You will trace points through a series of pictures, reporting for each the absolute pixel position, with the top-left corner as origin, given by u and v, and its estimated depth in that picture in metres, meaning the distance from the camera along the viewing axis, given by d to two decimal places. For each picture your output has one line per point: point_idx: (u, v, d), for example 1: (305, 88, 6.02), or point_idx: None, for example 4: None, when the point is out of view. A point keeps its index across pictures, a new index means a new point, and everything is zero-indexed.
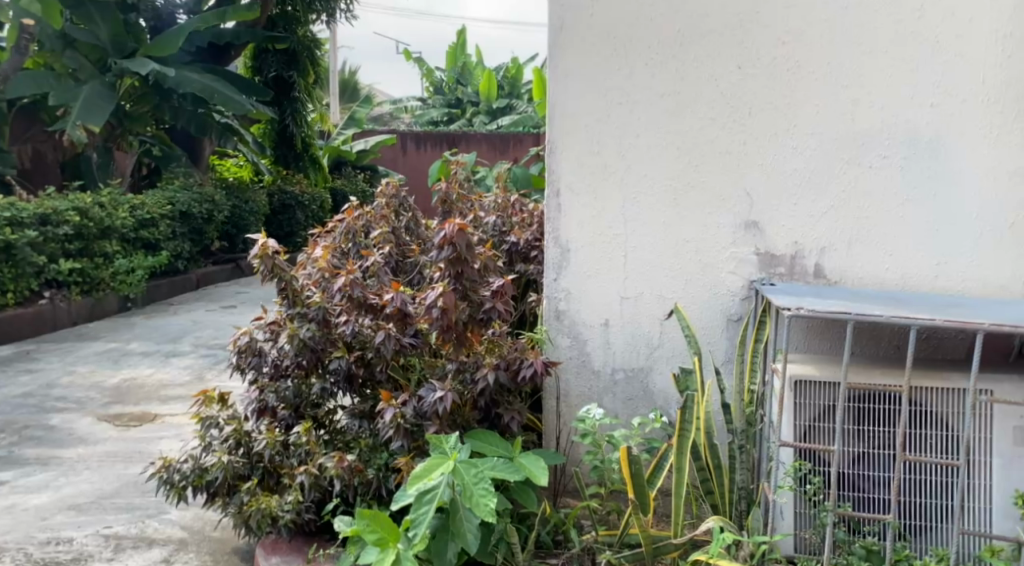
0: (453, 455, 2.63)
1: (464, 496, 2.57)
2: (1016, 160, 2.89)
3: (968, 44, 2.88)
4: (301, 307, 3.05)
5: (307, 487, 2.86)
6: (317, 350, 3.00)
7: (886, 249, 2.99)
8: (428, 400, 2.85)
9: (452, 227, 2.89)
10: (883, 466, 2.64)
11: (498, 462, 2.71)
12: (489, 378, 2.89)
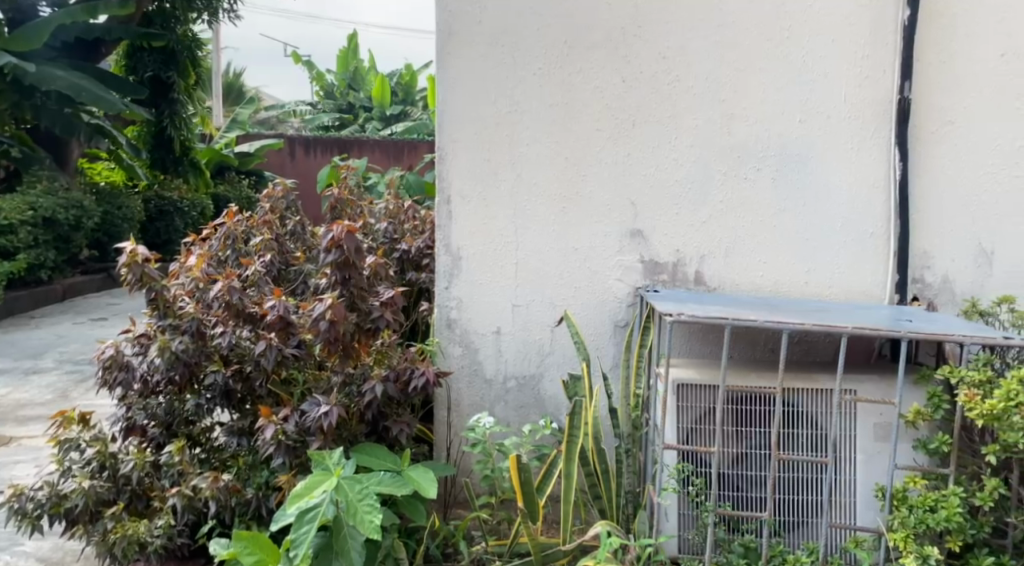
0: (336, 472, 2.59)
1: (349, 512, 2.52)
2: (876, 173, 3.05)
3: (834, 64, 3.03)
4: (174, 318, 2.94)
5: (180, 509, 2.76)
6: (190, 364, 2.88)
7: (760, 257, 3.10)
8: (312, 414, 2.77)
9: (340, 229, 2.84)
10: (759, 464, 2.73)
11: (385, 476, 2.68)
12: (376, 390, 2.83)
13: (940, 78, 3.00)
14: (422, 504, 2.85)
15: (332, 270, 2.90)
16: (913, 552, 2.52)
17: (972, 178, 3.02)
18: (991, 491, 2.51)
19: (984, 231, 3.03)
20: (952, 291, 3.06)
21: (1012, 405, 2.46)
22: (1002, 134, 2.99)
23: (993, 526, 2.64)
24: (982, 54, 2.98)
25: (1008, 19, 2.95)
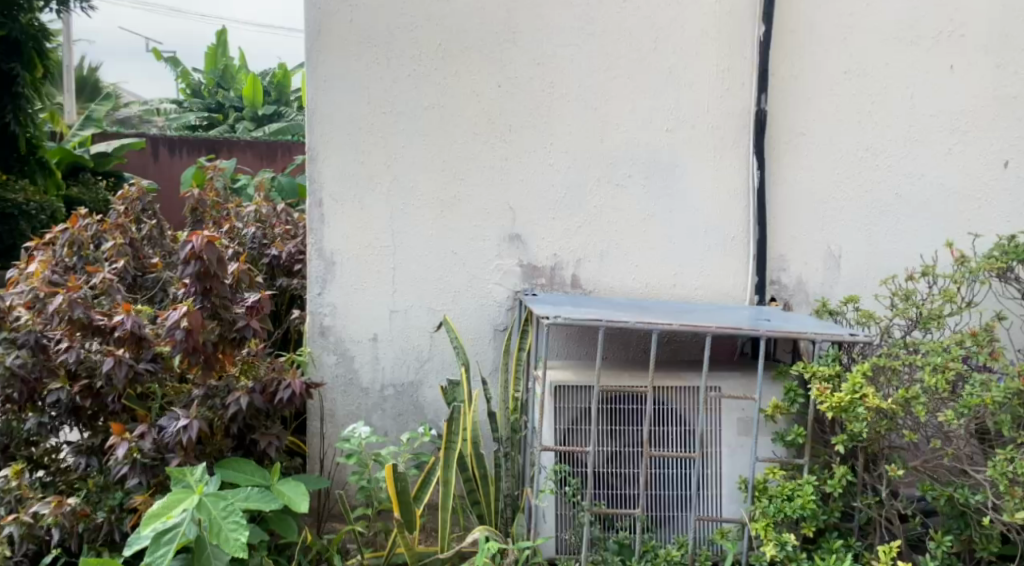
0: (199, 489, 2.49)
1: (211, 532, 2.44)
2: (738, 180, 3.17)
3: (698, 75, 3.14)
4: (9, 331, 2.73)
5: (18, 539, 2.58)
6: (31, 380, 2.70)
7: (634, 261, 3.17)
8: (170, 429, 2.66)
9: (200, 238, 2.72)
10: (634, 462, 2.79)
11: (253, 491, 2.59)
12: (242, 402, 2.73)
13: (794, 92, 3.16)
14: (294, 518, 2.80)
15: (190, 281, 2.78)
16: (772, 539, 2.63)
17: (824, 186, 3.18)
18: (840, 477, 2.68)
19: (834, 236, 3.20)
20: (805, 292, 3.22)
21: (857, 398, 2.60)
22: (849, 145, 3.17)
23: (842, 510, 2.78)
24: (831, 69, 3.15)
25: (852, 38, 3.13)
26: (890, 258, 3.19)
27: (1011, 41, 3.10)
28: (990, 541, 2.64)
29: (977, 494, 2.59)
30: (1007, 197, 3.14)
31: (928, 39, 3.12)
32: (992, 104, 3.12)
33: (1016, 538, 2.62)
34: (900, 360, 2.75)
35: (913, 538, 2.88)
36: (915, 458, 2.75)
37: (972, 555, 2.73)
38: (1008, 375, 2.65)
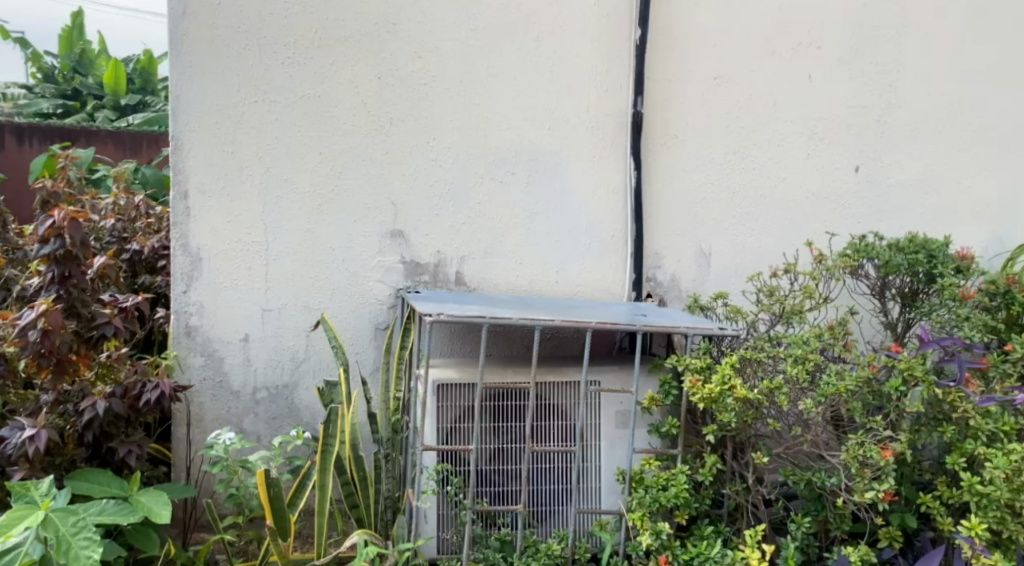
0: (44, 506, 2.34)
1: (58, 551, 2.28)
2: (617, 180, 3.22)
3: (577, 75, 3.16)
4: None
5: None
6: None
7: (516, 258, 3.17)
8: (13, 441, 2.48)
9: (62, 215, 2.57)
10: (514, 458, 2.79)
11: (108, 504, 2.45)
12: (98, 407, 2.58)
13: (669, 94, 3.23)
14: (155, 532, 2.67)
15: (48, 262, 2.63)
16: (648, 528, 2.68)
17: (696, 187, 3.28)
18: (711, 466, 2.78)
19: (704, 234, 3.30)
20: (679, 288, 3.30)
21: (726, 389, 2.69)
22: (718, 148, 3.28)
23: (712, 498, 2.88)
24: (703, 74, 3.24)
25: (721, 45, 3.24)
26: (755, 255, 3.33)
27: (858, 55, 3.34)
28: (843, 520, 2.77)
29: (832, 477, 2.71)
30: (857, 199, 3.38)
31: (789, 50, 3.29)
32: (842, 113, 3.35)
33: (865, 517, 2.75)
34: (765, 353, 2.84)
35: (776, 521, 2.98)
36: (779, 446, 2.83)
37: (828, 536, 2.86)
38: (859, 365, 2.78)
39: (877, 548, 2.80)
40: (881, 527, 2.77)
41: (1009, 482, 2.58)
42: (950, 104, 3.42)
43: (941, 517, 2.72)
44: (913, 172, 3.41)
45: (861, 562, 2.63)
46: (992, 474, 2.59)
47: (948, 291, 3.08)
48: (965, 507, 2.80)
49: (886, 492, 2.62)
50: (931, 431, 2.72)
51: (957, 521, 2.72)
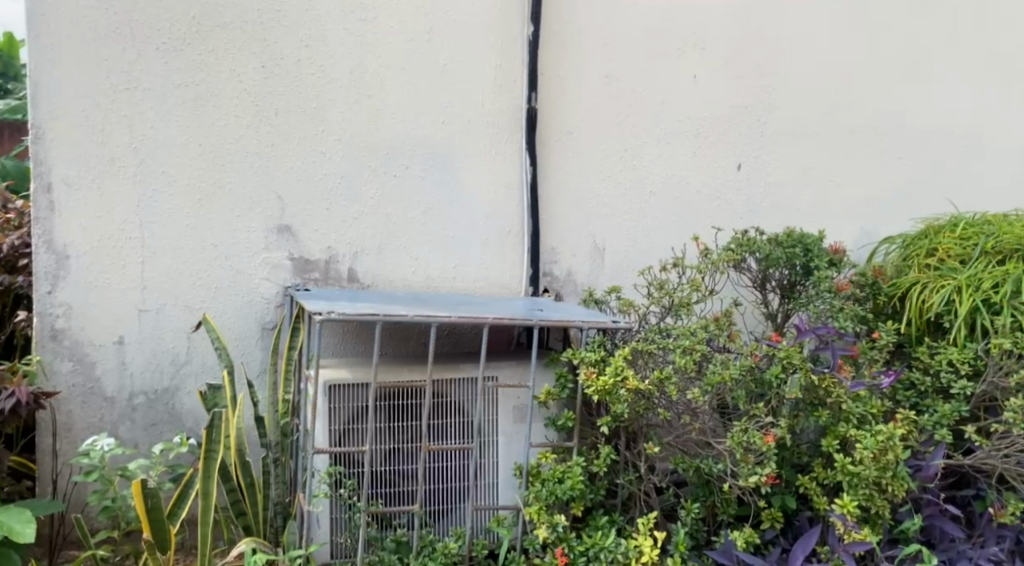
0: None
1: None
2: (511, 176, 3.21)
3: (469, 69, 3.13)
4: None
5: None
6: None
7: (411, 254, 3.13)
8: None
9: None
10: (411, 458, 2.75)
11: None
12: None
13: (562, 90, 3.24)
14: (18, 552, 2.50)
15: None
16: (545, 521, 2.70)
17: (588, 182, 3.30)
18: (605, 456, 2.82)
19: (598, 229, 3.32)
20: (574, 283, 3.31)
21: (619, 380, 2.73)
22: (609, 145, 3.31)
23: (607, 488, 2.95)
24: (594, 71, 3.27)
25: (610, 44, 3.27)
26: (646, 249, 3.38)
27: (740, 57, 3.43)
28: (728, 505, 2.88)
29: (718, 464, 2.78)
30: (740, 195, 3.49)
31: (676, 49, 3.35)
32: (726, 113, 3.44)
33: (750, 500, 2.86)
34: (656, 344, 2.89)
35: (666, 508, 3.00)
36: (669, 434, 2.87)
37: (715, 520, 2.95)
38: (743, 354, 2.84)
39: (761, 530, 2.89)
40: (764, 510, 2.87)
41: (877, 461, 2.70)
42: (827, 105, 3.56)
43: (818, 497, 2.85)
44: (792, 171, 3.54)
45: (745, 544, 2.77)
46: (862, 454, 2.70)
47: (825, 283, 3.19)
48: (839, 486, 2.91)
49: (769, 475, 2.70)
50: (807, 416, 2.82)
51: (832, 499, 2.86)
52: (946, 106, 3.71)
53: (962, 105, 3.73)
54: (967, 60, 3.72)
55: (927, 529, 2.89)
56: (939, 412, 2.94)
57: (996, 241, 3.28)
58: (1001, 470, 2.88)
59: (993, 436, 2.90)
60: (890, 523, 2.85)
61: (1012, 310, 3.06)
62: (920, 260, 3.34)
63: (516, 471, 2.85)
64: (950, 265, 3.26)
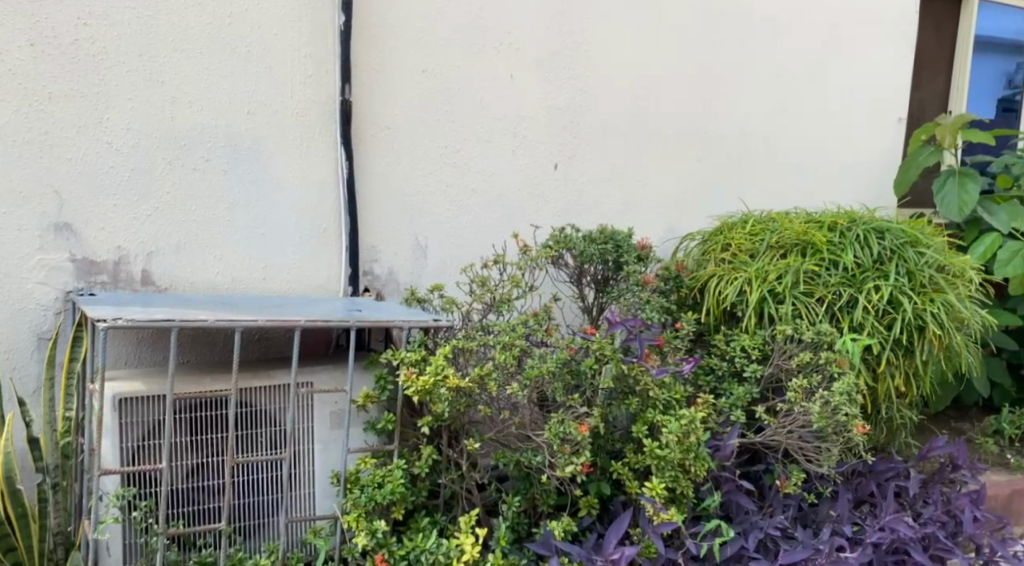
0: None
1: None
2: (324, 171, 3.09)
3: (276, 59, 2.97)
4: None
5: None
6: None
7: (216, 254, 2.93)
8: None
9: None
10: (216, 473, 2.59)
11: None
12: None
13: (375, 84, 3.14)
14: None
15: None
16: (364, 529, 2.63)
17: (405, 179, 3.23)
18: (426, 458, 2.80)
19: (419, 227, 3.27)
20: (396, 282, 3.25)
21: (440, 379, 2.70)
22: (427, 142, 3.25)
23: (428, 489, 2.90)
24: (409, 66, 3.19)
25: (425, 40, 3.21)
26: (466, 246, 3.36)
27: (553, 58, 3.46)
28: (548, 495, 2.88)
29: (538, 455, 2.78)
30: (557, 194, 3.53)
31: (491, 47, 3.33)
32: (542, 113, 3.46)
33: (567, 489, 2.88)
34: (476, 341, 2.88)
35: (489, 504, 2.99)
36: (492, 430, 2.85)
37: (537, 512, 2.95)
38: (559, 348, 2.87)
39: (578, 517, 2.94)
40: (580, 497, 2.92)
41: (680, 444, 2.80)
42: (636, 109, 3.67)
43: (630, 481, 2.90)
44: (605, 170, 3.62)
45: (563, 533, 2.79)
46: (667, 438, 2.79)
47: (633, 277, 3.31)
48: (650, 469, 2.97)
49: (583, 465, 2.74)
50: (620, 404, 2.88)
51: (643, 483, 2.92)
52: (743, 111, 3.93)
53: (756, 111, 3.96)
54: (761, 69, 3.94)
55: (726, 504, 3.03)
56: (735, 395, 3.09)
57: (779, 237, 3.47)
58: (785, 444, 3.03)
59: (779, 415, 3.04)
60: (693, 501, 2.96)
61: (794, 300, 3.25)
62: (715, 255, 3.51)
63: (333, 478, 2.74)
64: (741, 258, 3.44)
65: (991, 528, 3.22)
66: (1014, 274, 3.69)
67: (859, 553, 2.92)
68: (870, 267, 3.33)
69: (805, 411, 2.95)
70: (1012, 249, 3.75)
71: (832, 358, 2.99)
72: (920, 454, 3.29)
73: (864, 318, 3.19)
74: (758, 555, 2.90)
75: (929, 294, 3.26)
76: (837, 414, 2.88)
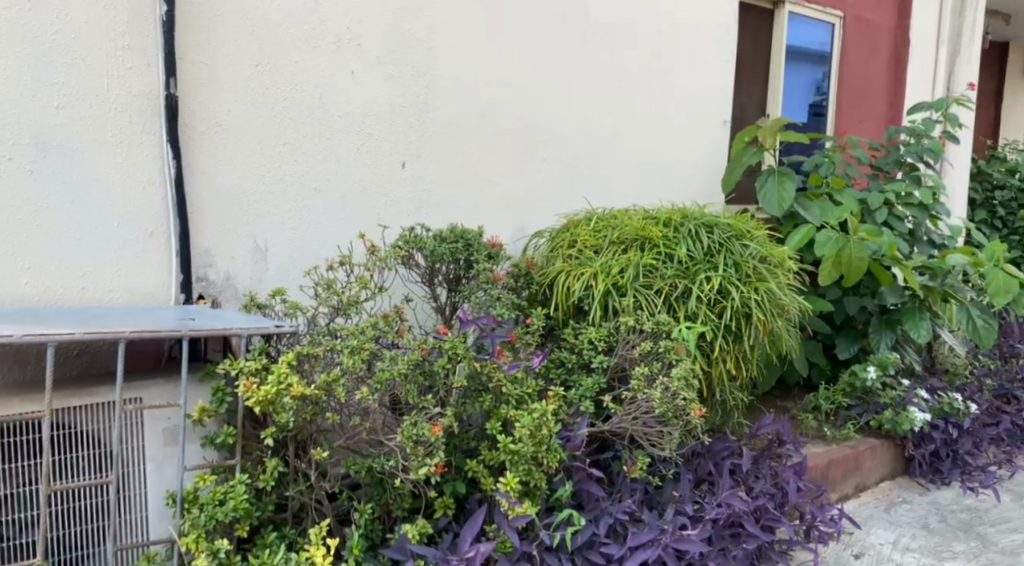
0: None
1: None
2: (150, 171, 2.89)
3: (89, 49, 2.75)
4: None
5: None
6: None
7: (25, 262, 2.69)
8: None
9: None
10: (29, 503, 2.39)
11: None
12: None
13: (204, 78, 2.96)
14: None
15: None
16: (204, 550, 2.48)
17: (242, 180, 3.06)
18: (271, 471, 2.66)
19: (258, 230, 3.11)
20: (234, 287, 3.08)
21: (283, 388, 2.57)
22: (263, 139, 3.10)
23: (275, 502, 2.77)
24: (241, 61, 3.03)
25: (259, 33, 3.05)
26: (310, 248, 3.23)
27: (396, 55, 3.37)
28: (403, 499, 2.81)
29: (390, 460, 2.70)
30: (406, 194, 3.45)
31: (330, 43, 3.21)
32: (386, 111, 3.37)
33: (421, 492, 2.81)
34: (321, 346, 2.76)
35: (341, 513, 2.88)
36: (341, 437, 2.76)
37: (391, 517, 2.86)
38: (410, 348, 2.80)
39: (433, 519, 2.87)
40: (436, 499, 2.85)
41: (533, 437, 2.79)
42: (481, 107, 3.63)
43: (484, 478, 2.86)
44: (452, 170, 3.57)
45: (418, 537, 2.73)
46: (521, 432, 2.77)
47: (482, 275, 3.27)
48: (504, 465, 2.93)
49: (437, 465, 2.69)
50: (473, 402, 2.85)
51: (498, 479, 2.88)
52: (585, 110, 3.98)
53: (598, 110, 4.02)
54: (601, 68, 4.00)
55: (578, 493, 3.04)
56: (584, 385, 3.11)
57: (620, 232, 3.54)
58: (631, 431, 3.05)
59: (624, 403, 3.08)
60: (546, 493, 2.95)
61: (635, 292, 3.31)
62: (563, 251, 3.54)
63: (167, 499, 2.57)
64: (586, 254, 3.47)
65: (811, 495, 3.38)
66: (830, 254, 3.91)
67: (700, 529, 2.99)
68: (701, 259, 3.43)
69: (648, 398, 3.00)
70: (827, 235, 3.98)
71: (670, 346, 3.06)
72: (751, 432, 3.42)
73: (697, 307, 3.29)
74: (608, 541, 2.92)
75: (754, 282, 3.39)
76: (676, 398, 2.96)
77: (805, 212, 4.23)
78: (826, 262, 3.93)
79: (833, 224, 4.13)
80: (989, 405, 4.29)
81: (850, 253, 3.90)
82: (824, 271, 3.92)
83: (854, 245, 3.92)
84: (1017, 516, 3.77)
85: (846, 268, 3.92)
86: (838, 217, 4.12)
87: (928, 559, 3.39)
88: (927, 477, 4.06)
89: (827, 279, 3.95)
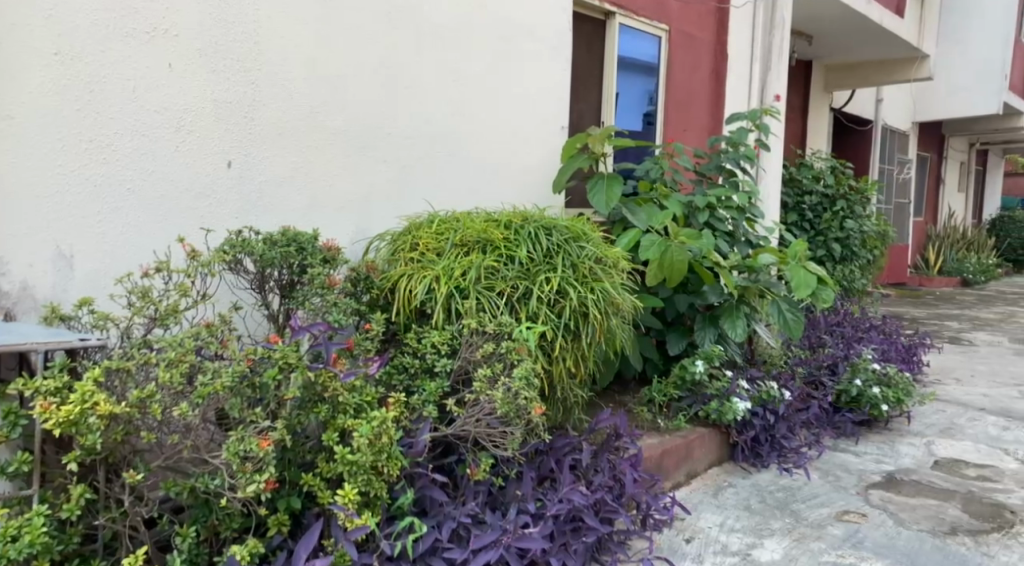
0: None
1: None
2: None
3: None
4: None
5: None
6: None
7: None
8: None
9: None
10: None
11: None
12: None
13: None
14: None
15: None
16: None
17: (41, 180, 2.77)
18: (77, 499, 2.38)
19: (61, 234, 2.82)
20: (32, 298, 2.78)
21: (88, 407, 2.32)
22: (64, 134, 2.80)
23: (82, 533, 2.51)
24: (37, 48, 2.74)
25: (57, 18, 2.77)
26: (123, 253, 2.95)
27: (219, 49, 3.14)
28: (232, 519, 2.59)
29: (215, 479, 2.49)
30: (232, 195, 3.22)
31: (142, 33, 2.94)
32: (210, 107, 3.13)
33: (253, 509, 2.59)
34: (135, 361, 2.51)
35: (161, 540, 2.64)
36: (159, 457, 2.52)
37: (219, 539, 2.64)
38: (235, 360, 2.60)
39: (266, 538, 2.67)
40: (268, 516, 2.65)
41: (372, 446, 2.64)
42: (313, 105, 3.44)
43: (321, 492, 2.67)
44: (283, 168, 3.36)
45: (248, 557, 2.51)
46: (359, 442, 2.61)
47: (317, 280, 3.10)
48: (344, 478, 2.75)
49: (268, 482, 2.48)
50: (308, 413, 2.66)
51: (336, 492, 2.70)
52: (423, 110, 3.86)
53: (435, 110, 3.92)
54: (438, 69, 3.90)
55: (420, 500, 2.93)
56: (427, 390, 3.00)
57: (462, 235, 3.46)
58: (474, 434, 2.96)
59: (468, 406, 2.99)
60: (386, 502, 2.82)
61: (478, 294, 3.24)
62: (405, 254, 3.43)
63: None
64: (429, 257, 3.37)
65: (646, 485, 3.40)
66: (652, 258, 3.99)
67: (541, 526, 2.95)
68: (542, 261, 3.40)
69: (490, 400, 2.91)
70: (652, 241, 4.08)
71: (511, 347, 2.99)
72: (590, 426, 3.41)
73: (538, 308, 3.24)
74: (451, 546, 2.82)
75: (590, 283, 3.38)
76: (518, 398, 2.88)
77: (633, 218, 4.29)
78: (651, 267, 4.01)
79: (658, 228, 4.23)
80: (800, 392, 4.48)
81: (672, 257, 3.98)
82: (648, 275, 4.00)
83: (676, 249, 4.00)
84: (824, 492, 3.93)
85: (670, 271, 4.00)
86: (661, 223, 4.21)
87: (750, 538, 3.48)
88: (749, 461, 4.19)
89: (652, 282, 4.02)
